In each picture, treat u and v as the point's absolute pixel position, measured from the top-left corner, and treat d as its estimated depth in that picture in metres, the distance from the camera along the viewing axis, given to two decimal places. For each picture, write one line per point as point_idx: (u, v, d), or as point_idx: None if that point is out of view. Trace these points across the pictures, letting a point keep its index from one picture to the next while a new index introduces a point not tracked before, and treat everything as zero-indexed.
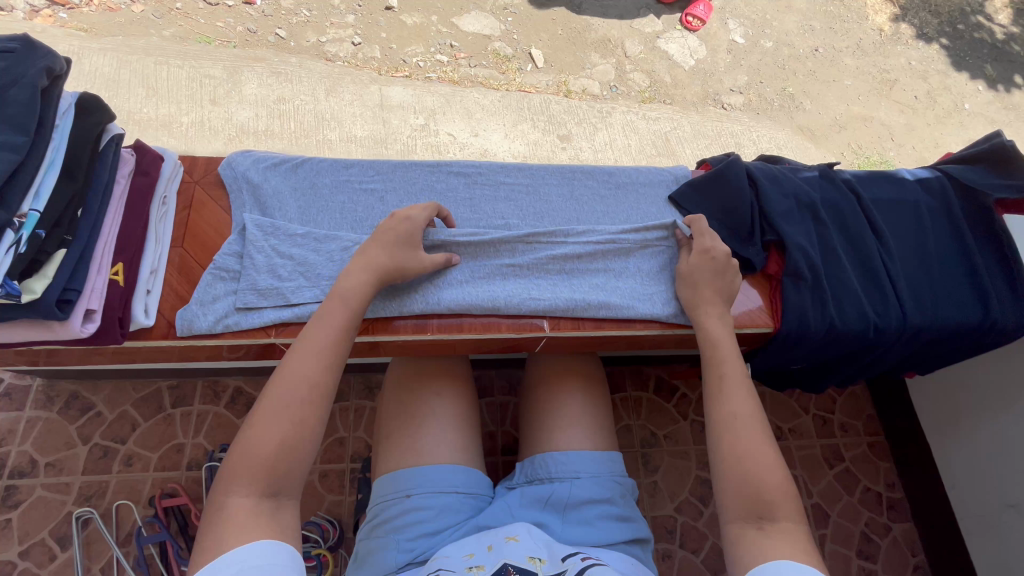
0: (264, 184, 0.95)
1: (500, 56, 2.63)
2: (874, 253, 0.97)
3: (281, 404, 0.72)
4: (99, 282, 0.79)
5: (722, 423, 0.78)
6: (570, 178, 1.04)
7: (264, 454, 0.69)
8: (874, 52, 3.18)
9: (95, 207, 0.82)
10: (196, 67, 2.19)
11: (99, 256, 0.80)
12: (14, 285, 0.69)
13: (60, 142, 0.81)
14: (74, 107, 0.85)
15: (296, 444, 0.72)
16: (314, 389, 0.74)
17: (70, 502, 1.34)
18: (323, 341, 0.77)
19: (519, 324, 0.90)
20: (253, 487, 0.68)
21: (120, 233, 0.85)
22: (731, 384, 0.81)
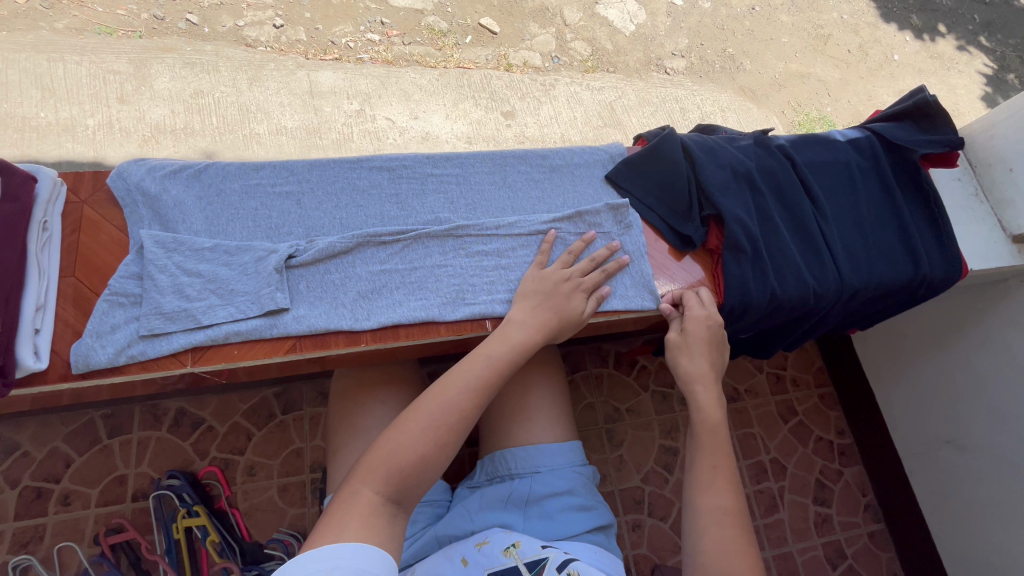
0: (163, 194, 0.86)
1: (434, 31, 2.51)
2: (810, 219, 0.97)
3: (428, 421, 0.71)
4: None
5: (710, 516, 0.75)
6: (502, 164, 0.98)
7: (403, 463, 0.68)
8: (807, 8, 3.21)
9: None
10: (97, 62, 1.98)
11: None
12: None
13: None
14: None
15: (434, 463, 0.70)
16: (465, 415, 0.73)
17: (4, 551, 1.25)
18: (477, 377, 0.76)
19: (458, 325, 0.86)
20: (383, 487, 0.67)
21: None
22: (723, 476, 0.79)
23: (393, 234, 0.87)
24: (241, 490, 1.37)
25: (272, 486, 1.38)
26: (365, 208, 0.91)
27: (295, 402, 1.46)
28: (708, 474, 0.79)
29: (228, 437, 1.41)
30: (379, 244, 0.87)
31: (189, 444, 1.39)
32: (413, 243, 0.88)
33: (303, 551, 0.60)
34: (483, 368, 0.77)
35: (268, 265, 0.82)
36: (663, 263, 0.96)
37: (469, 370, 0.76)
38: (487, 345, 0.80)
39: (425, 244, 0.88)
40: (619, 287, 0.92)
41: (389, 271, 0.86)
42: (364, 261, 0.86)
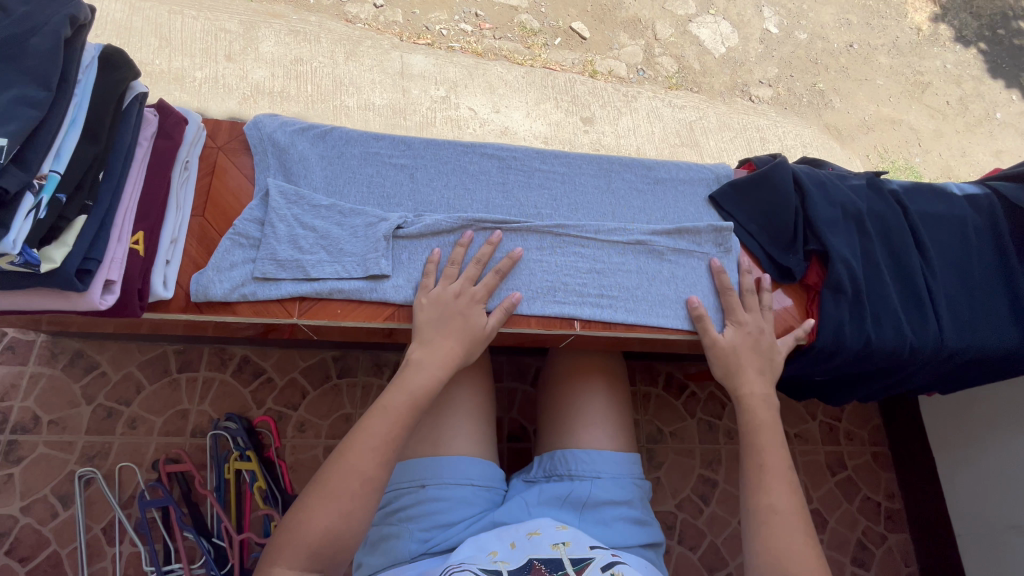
0: (291, 149, 0.90)
1: (526, 29, 2.53)
2: (917, 270, 0.93)
3: (335, 494, 0.70)
4: (119, 251, 0.74)
5: (761, 515, 0.75)
6: (608, 169, 0.98)
7: (314, 534, 0.68)
8: (909, 52, 3.07)
9: (118, 170, 0.76)
10: (211, 19, 2.09)
11: (119, 224, 0.75)
12: (33, 253, 0.64)
13: (81, 99, 0.74)
14: (97, 62, 0.78)
15: (355, 530, 0.70)
16: (376, 478, 0.72)
17: (73, 461, 1.34)
18: (383, 435, 0.74)
19: (548, 320, 0.87)
20: (298, 562, 0.67)
21: (141, 199, 0.80)
22: (776, 475, 0.79)
23: (497, 221, 0.89)
24: (289, 444, 1.42)
25: (318, 446, 1.43)
26: (471, 192, 0.93)
27: (351, 368, 1.51)
28: (756, 472, 0.79)
29: (284, 390, 1.46)
30: (482, 229, 0.89)
31: (248, 391, 1.45)
32: (514, 233, 0.90)
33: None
34: (382, 420, 0.75)
35: (377, 231, 0.85)
36: (757, 291, 0.93)
37: (373, 432, 0.74)
38: (394, 395, 0.77)
39: (524, 235, 0.90)
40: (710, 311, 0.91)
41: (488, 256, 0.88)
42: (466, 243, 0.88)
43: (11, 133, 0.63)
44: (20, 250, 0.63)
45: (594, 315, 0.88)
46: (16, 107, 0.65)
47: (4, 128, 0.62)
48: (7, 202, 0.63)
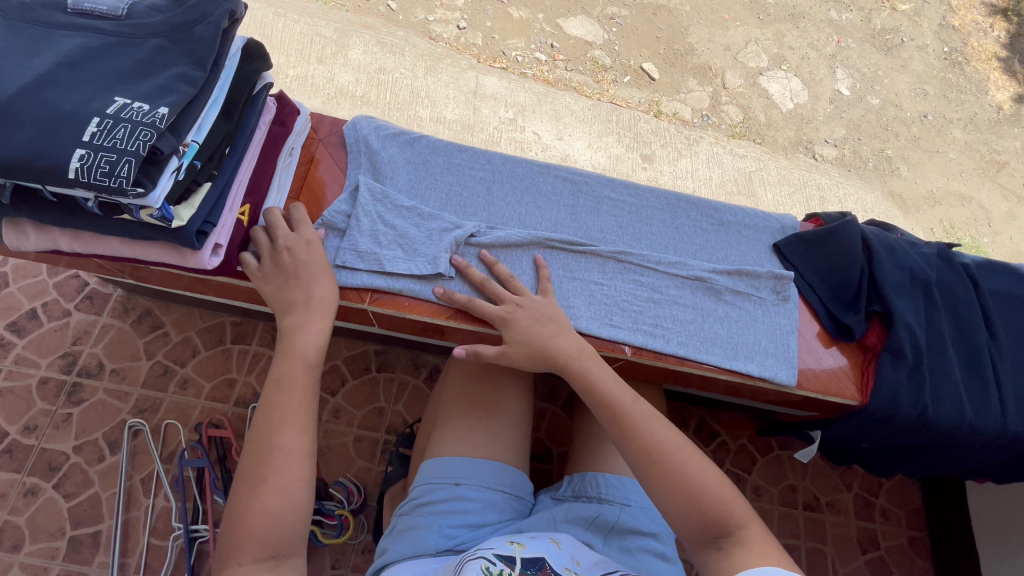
0: (382, 152, 0.98)
1: (598, 64, 2.61)
2: (984, 346, 0.91)
3: (264, 479, 0.74)
4: (229, 220, 0.84)
5: (648, 458, 0.75)
6: (675, 206, 1.01)
7: (263, 524, 0.71)
8: (987, 129, 2.98)
9: (240, 149, 0.85)
10: (309, 24, 2.26)
11: (232, 197, 0.85)
12: (169, 210, 0.72)
13: (225, 81, 0.80)
14: (241, 52, 0.84)
15: (293, 504, 0.74)
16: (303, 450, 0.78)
17: (126, 410, 1.42)
18: (291, 406, 0.79)
19: (601, 342, 0.89)
20: (250, 555, 0.69)
21: (252, 177, 0.89)
22: (645, 411, 0.79)
23: (563, 241, 0.93)
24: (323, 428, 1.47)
25: (349, 434, 1.47)
26: (541, 212, 0.98)
27: (390, 364, 1.56)
28: (616, 422, 0.78)
29: (326, 375, 1.52)
30: (546, 247, 0.93)
31: None
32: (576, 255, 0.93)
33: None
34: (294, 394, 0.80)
35: (450, 236, 0.91)
36: (811, 345, 0.93)
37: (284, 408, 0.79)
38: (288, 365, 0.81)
39: (586, 258, 0.94)
40: (762, 358, 0.90)
41: (550, 274, 0.92)
42: (528, 256, 0.93)
43: (170, 104, 0.69)
44: (161, 206, 0.70)
45: (649, 345, 0.88)
46: (175, 83, 0.71)
47: (166, 98, 0.69)
48: (157, 161, 0.67)
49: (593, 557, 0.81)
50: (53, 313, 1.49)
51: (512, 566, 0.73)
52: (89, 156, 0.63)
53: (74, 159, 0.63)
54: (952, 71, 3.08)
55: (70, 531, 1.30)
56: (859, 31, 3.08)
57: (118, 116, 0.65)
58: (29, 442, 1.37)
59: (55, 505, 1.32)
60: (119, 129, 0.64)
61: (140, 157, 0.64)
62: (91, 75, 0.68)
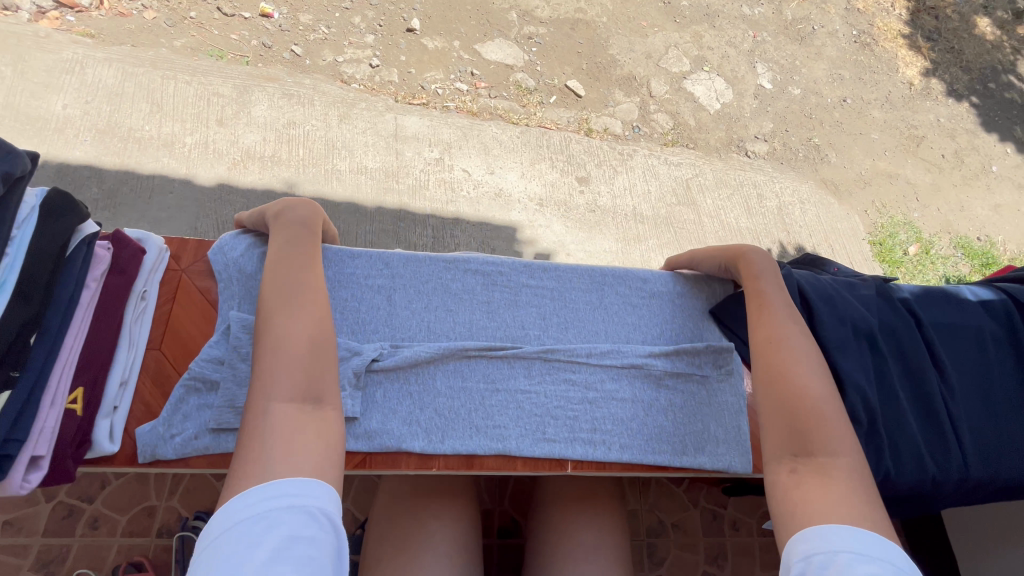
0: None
1: (522, 88, 2.54)
2: (934, 389, 0.87)
3: (279, 375, 0.75)
4: (53, 415, 0.79)
5: (762, 344, 0.82)
6: (599, 284, 1.01)
7: (289, 349, 0.76)
8: (902, 106, 3.09)
9: (52, 330, 0.80)
10: (205, 83, 2.09)
11: (52, 389, 0.79)
12: None
13: (16, 261, 0.78)
14: (39, 211, 0.83)
15: (323, 343, 0.79)
16: (302, 345, 0.77)
17: (26, 568, 1.23)
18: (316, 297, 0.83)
19: (537, 461, 0.87)
20: (293, 396, 0.73)
21: (84, 352, 0.85)
22: (768, 310, 0.85)
23: (482, 347, 0.91)
24: None
25: None
26: (458, 318, 0.95)
27: None
28: (753, 307, 0.86)
29: None
30: (469, 361, 0.90)
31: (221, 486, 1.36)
32: (503, 361, 0.92)
33: (227, 504, 0.64)
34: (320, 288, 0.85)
35: (349, 367, 0.85)
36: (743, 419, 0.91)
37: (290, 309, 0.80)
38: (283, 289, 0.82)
39: (511, 362, 0.92)
40: (713, 448, 0.90)
41: (475, 390, 0.89)
42: (449, 374, 0.89)
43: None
44: None
45: (586, 454, 0.88)
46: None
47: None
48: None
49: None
50: None
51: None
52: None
53: None
54: (863, 53, 3.17)
55: None
56: (772, 23, 3.13)
57: None
58: None
59: None
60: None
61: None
62: None
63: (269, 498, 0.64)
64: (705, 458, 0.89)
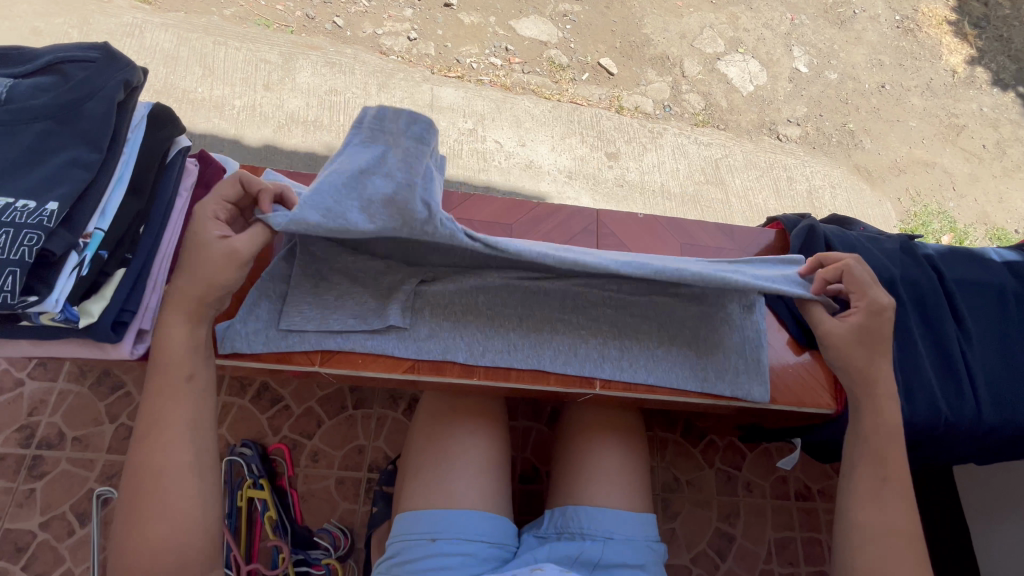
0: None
1: (555, 64, 2.57)
2: (953, 339, 0.90)
3: (148, 503, 0.75)
4: (153, 300, 0.82)
5: (865, 496, 0.82)
6: (634, 228, 1.09)
7: (144, 471, 0.77)
8: (944, 94, 3.01)
9: (157, 223, 0.82)
10: (253, 50, 2.19)
11: (154, 275, 0.82)
12: (74, 310, 0.70)
13: (129, 155, 0.79)
14: (147, 119, 0.83)
15: (162, 473, 0.77)
16: (154, 457, 0.77)
17: (92, 479, 1.36)
18: (171, 375, 0.81)
19: (569, 378, 0.94)
20: (125, 519, 0.76)
21: (176, 248, 0.87)
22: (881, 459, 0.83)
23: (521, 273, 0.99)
24: (302, 473, 1.43)
25: (330, 477, 1.43)
26: (501, 248, 1.00)
27: (367, 399, 1.51)
28: (864, 459, 0.84)
29: (300, 419, 1.48)
30: (510, 286, 0.98)
31: (266, 418, 1.47)
32: (541, 288, 0.98)
33: None
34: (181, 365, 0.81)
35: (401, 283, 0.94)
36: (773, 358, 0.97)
37: (166, 424, 0.79)
38: (167, 379, 0.80)
39: (548, 289, 0.99)
40: (734, 376, 0.95)
41: (516, 311, 0.95)
42: (492, 295, 0.96)
43: (58, 199, 0.68)
44: (62, 308, 0.69)
45: (615, 374, 0.94)
46: (67, 171, 0.70)
47: (52, 193, 0.68)
48: (51, 260, 0.67)
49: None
50: (5, 384, 1.42)
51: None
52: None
53: None
54: (905, 38, 3.10)
55: None
56: (811, 7, 3.08)
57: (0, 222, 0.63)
58: None
59: None
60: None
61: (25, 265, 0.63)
62: None
63: None
64: (727, 386, 0.94)
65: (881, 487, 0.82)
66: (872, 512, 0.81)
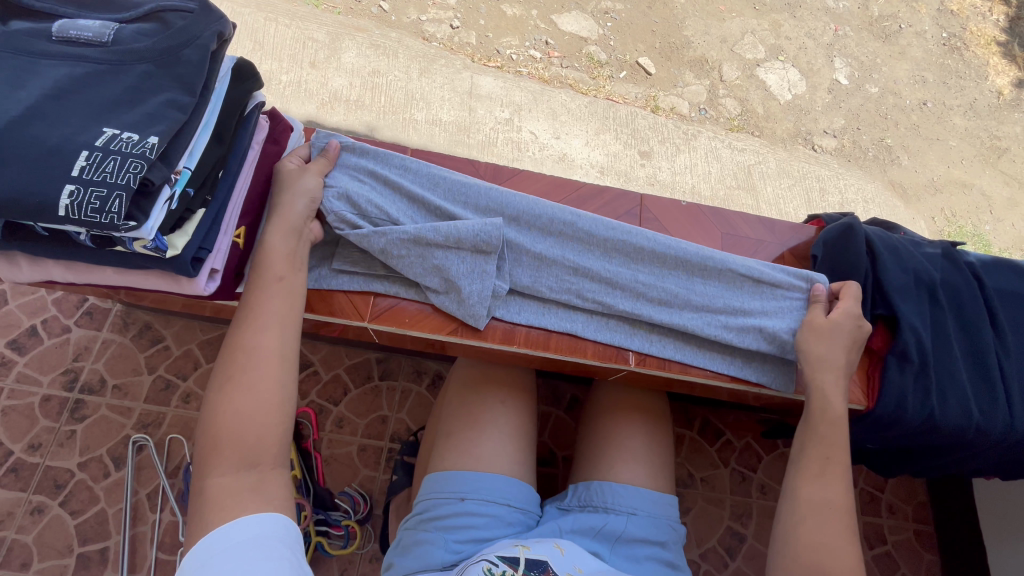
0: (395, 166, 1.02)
1: (593, 60, 2.58)
2: (990, 348, 0.92)
3: (237, 378, 0.78)
4: (224, 243, 0.83)
5: (814, 503, 0.81)
6: (673, 221, 1.13)
7: (231, 414, 0.76)
8: (987, 115, 2.95)
9: (234, 171, 0.84)
10: (302, 28, 2.26)
11: (228, 219, 0.84)
12: (163, 240, 0.72)
13: (216, 104, 0.79)
14: (231, 72, 0.84)
15: (268, 399, 0.78)
16: (254, 393, 0.77)
17: (129, 426, 1.42)
18: (265, 310, 0.83)
19: (604, 350, 0.97)
20: (230, 464, 0.74)
21: (249, 196, 0.89)
22: (835, 467, 0.84)
23: (570, 223, 1.00)
24: (326, 438, 1.46)
25: (353, 443, 1.46)
26: (555, 201, 1.01)
27: (393, 372, 1.55)
28: (820, 462, 0.84)
29: (328, 385, 1.52)
30: (557, 236, 0.99)
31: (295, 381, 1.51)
32: (588, 242, 0.99)
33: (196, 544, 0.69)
34: (272, 300, 0.84)
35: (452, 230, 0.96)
36: None
37: (259, 312, 0.83)
38: (263, 277, 0.86)
39: (597, 242, 1.00)
40: (762, 363, 0.97)
41: (558, 261, 0.97)
42: (537, 243, 0.98)
43: (160, 133, 0.68)
44: (154, 237, 0.71)
45: (643, 348, 0.97)
46: (165, 110, 0.70)
47: (155, 127, 0.68)
48: (149, 192, 0.68)
49: (598, 567, 0.82)
50: (54, 330, 1.49)
51: (516, 566, 0.78)
52: (79, 192, 0.63)
53: (63, 196, 0.62)
54: (951, 56, 3.04)
55: (78, 548, 1.30)
56: (856, 18, 3.04)
57: (107, 149, 0.65)
58: (34, 460, 1.37)
59: (62, 523, 1.32)
60: (109, 162, 0.64)
61: (130, 190, 0.64)
62: (79, 105, 0.67)
63: (238, 540, 0.68)
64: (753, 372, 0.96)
65: (827, 464, 0.84)
66: (817, 486, 0.82)
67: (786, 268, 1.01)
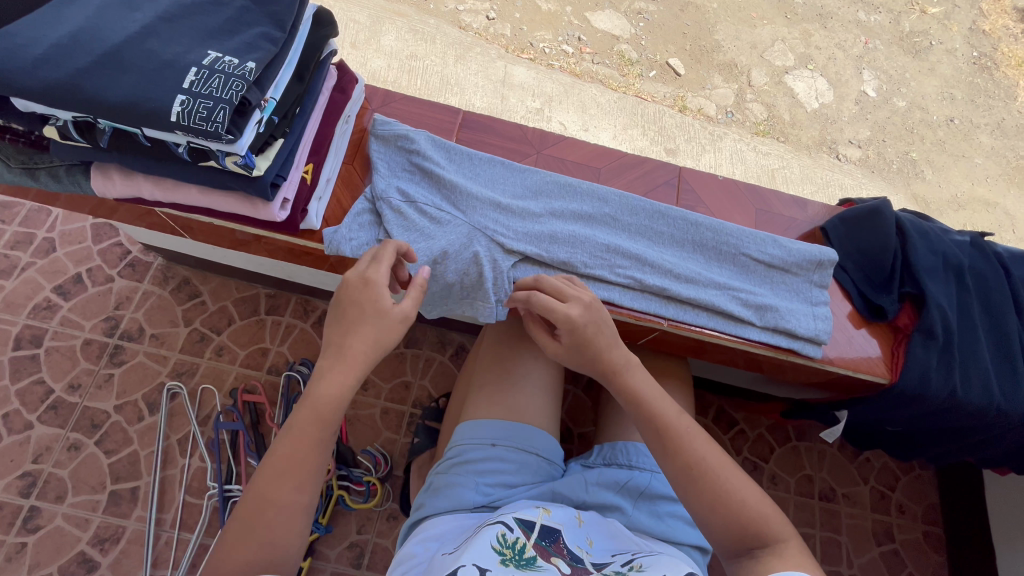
0: (437, 150, 1.06)
1: (624, 58, 2.62)
2: (1015, 333, 0.95)
3: (257, 519, 0.70)
4: (295, 176, 0.90)
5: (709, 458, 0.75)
6: (706, 198, 1.16)
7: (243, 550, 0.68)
8: (1014, 135, 2.95)
9: (309, 108, 0.90)
10: (345, 11, 2.34)
11: (298, 154, 0.90)
12: (251, 158, 0.78)
13: (299, 43, 0.85)
14: (312, 18, 0.89)
15: (284, 540, 0.70)
16: (271, 535, 0.70)
17: (164, 373, 1.47)
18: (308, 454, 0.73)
19: (636, 312, 1.00)
20: None
21: (316, 136, 0.96)
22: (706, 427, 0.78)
23: (599, 204, 1.07)
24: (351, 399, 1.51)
25: (376, 406, 1.50)
26: (583, 183, 1.08)
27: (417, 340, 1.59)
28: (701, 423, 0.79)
29: None
30: (587, 215, 1.05)
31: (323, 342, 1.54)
32: (615, 225, 1.06)
33: None
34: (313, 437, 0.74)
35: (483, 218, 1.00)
36: (843, 325, 1.01)
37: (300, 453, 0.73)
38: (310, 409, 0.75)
39: (624, 224, 1.06)
40: (792, 337, 0.98)
41: (590, 238, 1.02)
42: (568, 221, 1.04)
43: (257, 59, 0.73)
44: (245, 154, 0.77)
45: (676, 315, 0.99)
46: (259, 42, 0.76)
47: (252, 54, 0.73)
48: (245, 111, 0.72)
49: (613, 536, 0.84)
50: (98, 278, 1.55)
51: (529, 533, 0.78)
52: (189, 101, 0.68)
53: (176, 104, 0.68)
54: (981, 75, 3.04)
55: (110, 485, 1.35)
56: (887, 33, 3.06)
57: (213, 68, 0.70)
58: (73, 400, 1.42)
59: (96, 461, 1.37)
60: (215, 79, 0.69)
61: (233, 105, 0.69)
62: (185, 32, 0.74)
63: None
64: (784, 339, 0.98)
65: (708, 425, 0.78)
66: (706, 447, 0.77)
67: (813, 248, 1.04)
